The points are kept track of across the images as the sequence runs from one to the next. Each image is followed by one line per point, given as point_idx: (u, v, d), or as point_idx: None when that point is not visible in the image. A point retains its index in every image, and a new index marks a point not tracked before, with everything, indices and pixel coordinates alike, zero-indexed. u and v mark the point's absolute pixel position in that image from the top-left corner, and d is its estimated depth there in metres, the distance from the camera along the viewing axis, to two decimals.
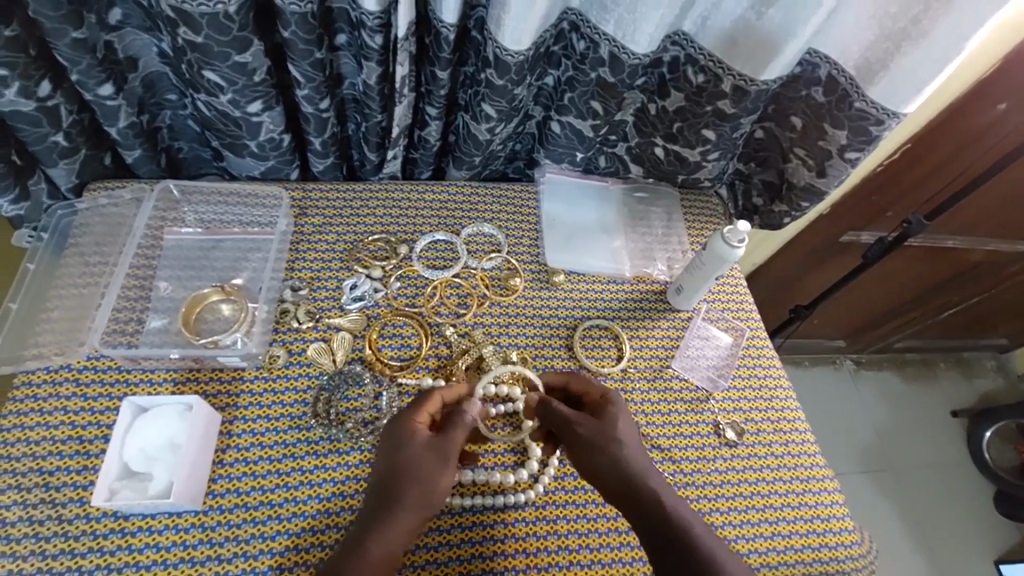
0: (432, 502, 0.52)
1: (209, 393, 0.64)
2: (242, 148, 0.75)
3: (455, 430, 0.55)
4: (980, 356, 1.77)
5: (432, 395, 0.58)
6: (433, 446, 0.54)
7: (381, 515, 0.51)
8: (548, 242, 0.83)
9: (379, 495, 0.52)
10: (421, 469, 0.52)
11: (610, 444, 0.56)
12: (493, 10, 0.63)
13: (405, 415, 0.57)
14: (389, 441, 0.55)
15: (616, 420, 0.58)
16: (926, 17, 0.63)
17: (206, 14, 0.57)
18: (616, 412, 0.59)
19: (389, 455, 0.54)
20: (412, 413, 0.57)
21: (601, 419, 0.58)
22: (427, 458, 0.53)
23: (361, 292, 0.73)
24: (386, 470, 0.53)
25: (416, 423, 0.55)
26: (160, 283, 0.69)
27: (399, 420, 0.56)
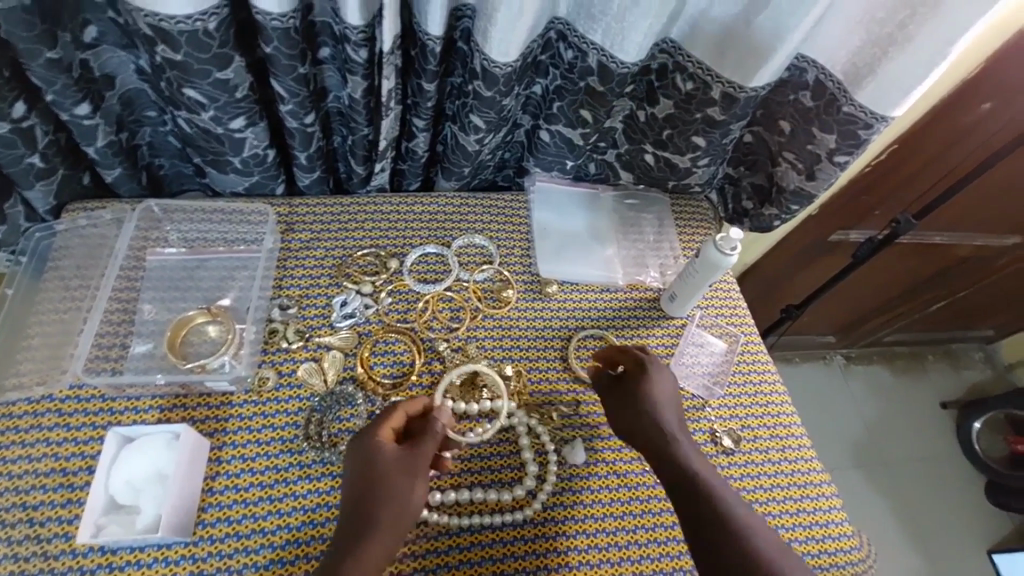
0: (404, 516, 0.54)
1: (197, 419, 0.62)
2: (225, 165, 0.73)
3: (421, 445, 0.57)
4: (968, 348, 1.78)
5: (398, 407, 0.59)
6: (400, 459, 0.56)
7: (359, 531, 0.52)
8: (539, 252, 0.82)
9: (355, 510, 0.53)
10: (390, 485, 0.54)
11: (650, 408, 0.65)
12: (480, 22, 0.63)
13: (370, 429, 0.58)
14: (358, 454, 0.56)
15: (655, 384, 0.67)
16: (912, 22, 0.63)
17: (185, 32, 0.55)
18: (655, 375, 0.68)
19: (361, 471, 0.55)
20: (374, 431, 0.57)
21: (643, 381, 0.67)
22: (394, 474, 0.54)
23: (352, 309, 0.71)
24: (357, 492, 0.54)
25: (380, 441, 0.56)
26: (144, 306, 0.68)
27: (365, 435, 0.57)
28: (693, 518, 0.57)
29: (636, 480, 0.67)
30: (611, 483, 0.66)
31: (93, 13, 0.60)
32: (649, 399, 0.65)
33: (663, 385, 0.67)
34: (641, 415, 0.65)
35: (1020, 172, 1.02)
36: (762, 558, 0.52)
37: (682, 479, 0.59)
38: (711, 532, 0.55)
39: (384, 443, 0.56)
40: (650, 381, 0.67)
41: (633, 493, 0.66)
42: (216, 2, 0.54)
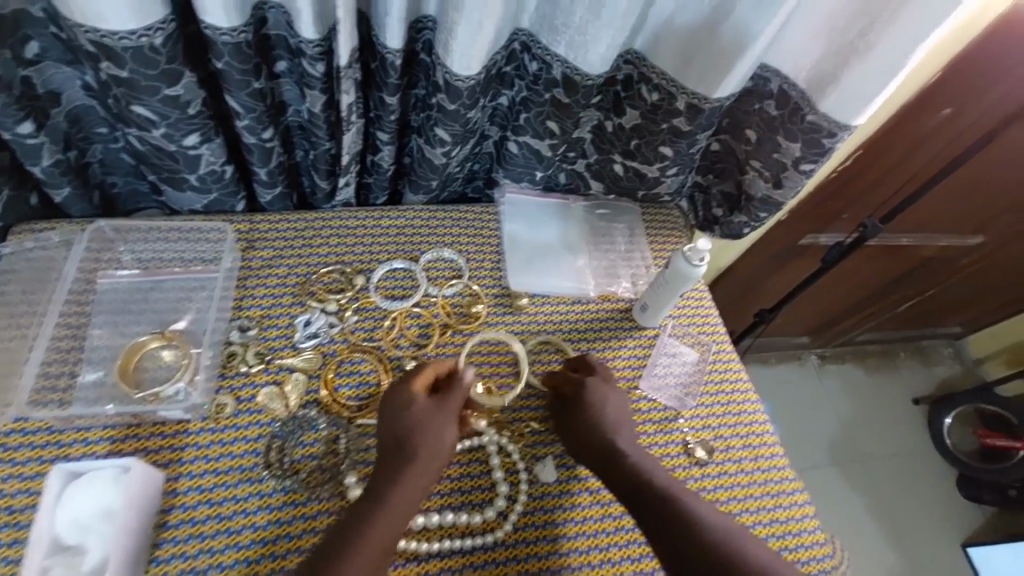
0: (432, 464, 0.58)
1: (150, 450, 0.59)
2: (181, 182, 0.70)
3: (448, 399, 0.61)
4: (937, 344, 1.82)
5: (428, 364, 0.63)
6: (430, 412, 0.59)
7: (383, 485, 0.56)
8: (509, 264, 0.81)
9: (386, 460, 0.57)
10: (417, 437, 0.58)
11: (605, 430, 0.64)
12: (440, 35, 0.62)
13: (404, 382, 0.61)
14: (392, 404, 0.60)
15: (607, 400, 0.66)
16: (871, 31, 0.64)
17: (129, 48, 0.53)
18: (604, 391, 0.67)
19: (393, 421, 0.59)
20: (409, 384, 0.61)
21: (589, 404, 0.66)
22: (424, 426, 0.58)
23: (315, 329, 0.69)
24: (392, 439, 0.58)
25: (416, 393, 0.60)
26: (94, 331, 0.65)
27: (399, 387, 0.61)
28: (666, 536, 0.57)
29: (609, 497, 0.66)
30: (583, 501, 0.66)
31: (34, 28, 0.57)
32: (604, 419, 0.65)
33: (613, 400, 0.67)
34: (597, 438, 0.64)
35: (980, 175, 1.04)
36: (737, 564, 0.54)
37: (647, 498, 0.59)
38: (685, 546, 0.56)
39: (418, 395, 0.60)
40: (600, 401, 0.66)
41: (605, 510, 0.65)
42: (161, 16, 0.53)
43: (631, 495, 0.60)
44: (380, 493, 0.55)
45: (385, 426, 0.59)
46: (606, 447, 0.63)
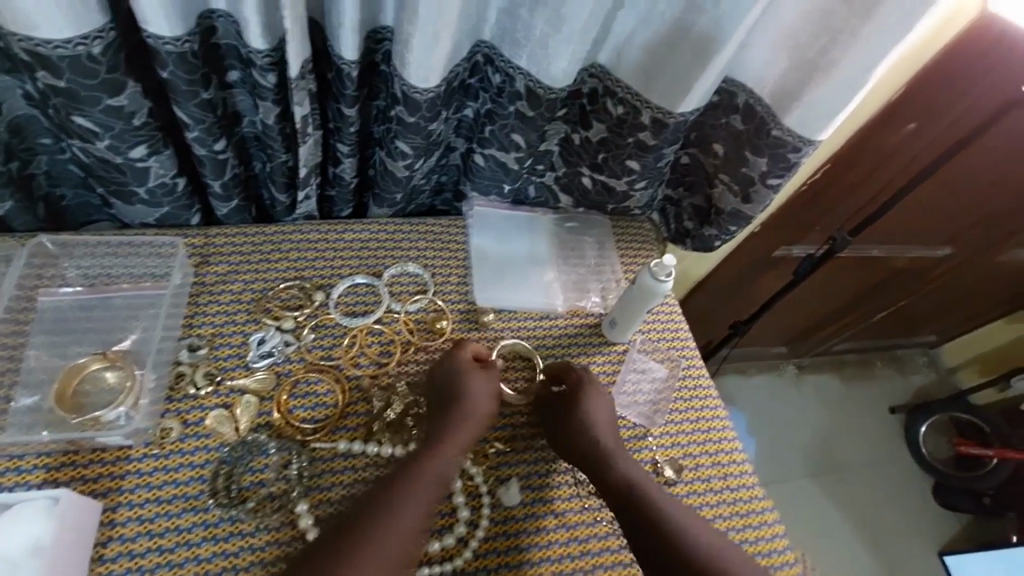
0: (477, 428, 0.61)
1: (87, 478, 0.56)
2: (130, 196, 0.68)
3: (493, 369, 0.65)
4: (912, 353, 1.83)
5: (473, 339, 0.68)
6: (481, 376, 0.64)
7: (434, 442, 0.59)
8: (476, 279, 0.79)
9: (434, 420, 0.61)
10: (472, 399, 0.62)
11: (596, 438, 0.65)
12: (397, 47, 0.60)
13: (454, 351, 0.65)
14: (442, 370, 0.64)
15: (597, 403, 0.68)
16: (833, 47, 0.64)
17: (64, 57, 0.51)
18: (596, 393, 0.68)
19: (444, 385, 0.63)
20: (461, 358, 0.64)
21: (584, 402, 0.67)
22: (477, 388, 0.63)
23: (270, 347, 0.67)
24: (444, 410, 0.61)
25: (469, 366, 0.64)
26: (31, 353, 0.61)
27: (449, 355, 0.65)
28: (648, 549, 0.58)
29: (574, 520, 0.64)
30: (547, 525, 0.64)
31: None
32: (594, 429, 0.65)
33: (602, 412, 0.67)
34: (587, 443, 0.64)
35: (945, 187, 1.05)
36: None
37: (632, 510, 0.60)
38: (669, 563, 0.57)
39: (472, 368, 0.64)
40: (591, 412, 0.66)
41: (571, 534, 0.64)
42: (99, 24, 0.50)
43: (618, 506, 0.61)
44: (429, 450, 0.58)
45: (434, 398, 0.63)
46: (593, 457, 0.64)
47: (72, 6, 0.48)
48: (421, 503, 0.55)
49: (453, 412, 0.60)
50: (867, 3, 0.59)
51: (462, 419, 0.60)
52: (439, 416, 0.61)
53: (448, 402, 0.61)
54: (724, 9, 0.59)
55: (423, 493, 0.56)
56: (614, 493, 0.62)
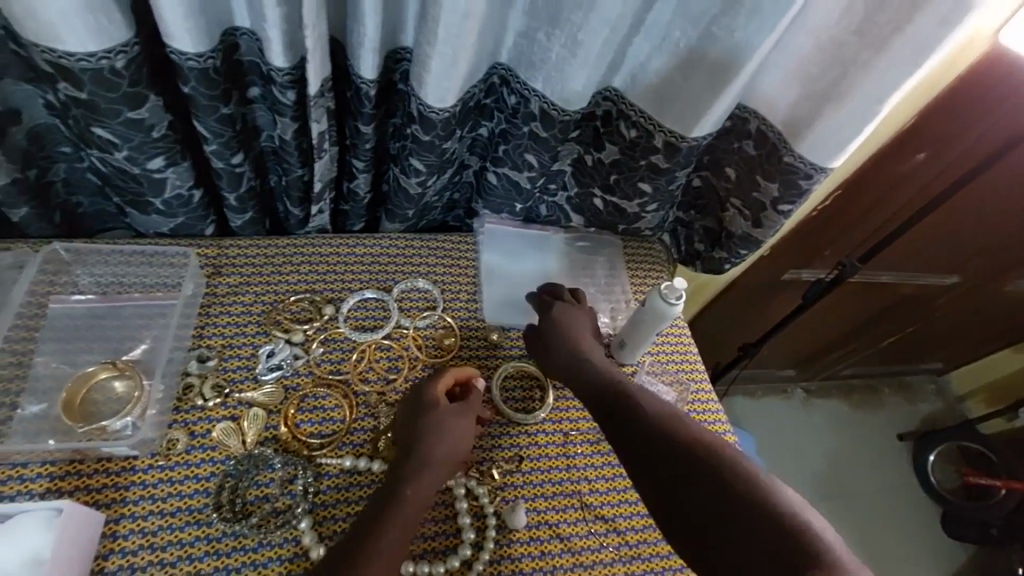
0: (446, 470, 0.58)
1: (91, 488, 0.56)
2: (146, 206, 0.68)
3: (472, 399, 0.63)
4: (920, 380, 1.81)
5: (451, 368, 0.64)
6: (454, 415, 0.60)
7: (412, 467, 0.56)
8: (485, 295, 0.79)
9: (408, 448, 0.57)
10: (451, 426, 0.59)
11: (585, 360, 0.66)
12: (415, 68, 0.61)
13: (431, 381, 0.63)
14: (413, 406, 0.61)
15: (578, 322, 0.71)
16: (845, 78, 0.64)
17: (88, 70, 0.52)
18: (579, 315, 0.72)
19: (413, 422, 0.59)
20: (431, 391, 0.61)
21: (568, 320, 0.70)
22: (453, 424, 0.59)
23: (278, 361, 0.66)
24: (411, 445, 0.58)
25: (438, 400, 0.61)
26: (40, 360, 0.61)
27: (423, 389, 0.62)
28: (646, 440, 0.55)
29: (580, 545, 0.63)
30: (552, 549, 0.63)
31: None
32: (575, 346, 0.68)
33: (587, 334, 0.70)
34: (569, 353, 0.67)
35: (955, 216, 1.05)
36: (734, 480, 0.49)
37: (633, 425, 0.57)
38: (681, 476, 0.51)
39: (440, 399, 0.61)
40: (576, 336, 0.69)
41: (576, 559, 0.63)
42: (123, 38, 0.51)
43: (620, 432, 0.58)
44: (410, 472, 0.55)
45: (402, 432, 0.60)
46: (575, 365, 0.66)
47: (98, 22, 0.49)
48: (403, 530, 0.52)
49: (428, 443, 0.57)
50: (880, 36, 0.60)
51: (442, 449, 0.57)
52: (411, 443, 0.57)
53: (421, 431, 0.58)
54: (738, 39, 0.60)
55: (405, 517, 0.53)
56: (604, 402, 0.61)
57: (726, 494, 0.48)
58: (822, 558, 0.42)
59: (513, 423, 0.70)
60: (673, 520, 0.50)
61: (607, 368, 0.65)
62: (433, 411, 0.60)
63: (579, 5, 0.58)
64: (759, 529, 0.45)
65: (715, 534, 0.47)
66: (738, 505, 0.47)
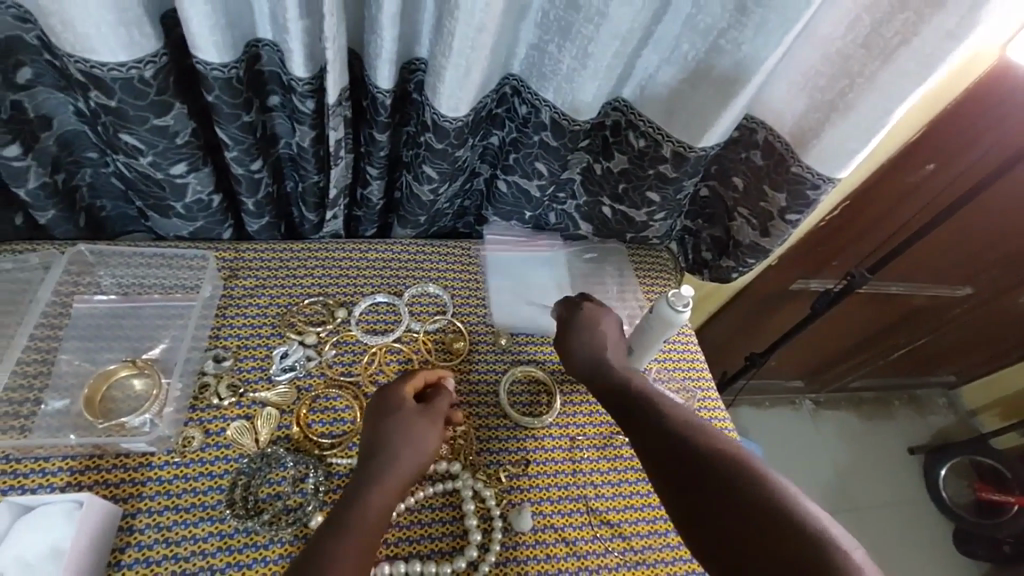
0: (410, 470, 0.57)
1: (110, 482, 0.57)
2: (167, 210, 0.70)
3: (440, 398, 0.63)
4: (931, 394, 1.79)
5: (419, 371, 0.65)
6: (415, 415, 0.60)
7: (378, 464, 0.56)
8: (494, 300, 0.80)
9: (374, 447, 0.57)
10: (416, 422, 0.59)
11: (609, 365, 0.67)
12: (429, 78, 0.63)
13: (400, 381, 0.63)
14: (380, 406, 0.61)
15: (603, 326, 0.71)
16: (851, 90, 0.65)
17: (118, 79, 0.54)
18: (601, 319, 0.72)
19: (376, 421, 0.59)
20: (398, 390, 0.62)
21: (595, 326, 0.71)
22: (416, 421, 0.59)
23: (292, 362, 0.68)
24: (377, 443, 0.57)
25: (403, 399, 0.61)
26: (63, 357, 0.63)
27: (390, 388, 0.62)
28: (664, 448, 0.56)
29: (585, 549, 0.64)
30: (558, 553, 0.63)
31: (28, 54, 0.58)
32: (600, 352, 0.68)
33: (613, 339, 0.71)
34: (599, 359, 0.68)
35: (962, 228, 1.05)
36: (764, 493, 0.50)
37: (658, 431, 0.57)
38: (709, 483, 0.52)
39: (405, 397, 0.61)
40: (601, 341, 0.70)
41: (581, 563, 0.63)
42: (153, 50, 0.54)
43: (643, 435, 0.59)
44: (374, 472, 0.55)
45: (369, 429, 0.59)
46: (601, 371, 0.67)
47: (130, 33, 0.51)
48: (372, 525, 0.52)
49: (391, 440, 0.57)
50: (885, 48, 0.61)
51: (407, 444, 0.58)
52: (375, 445, 0.57)
53: (385, 429, 0.58)
54: (745, 52, 0.61)
55: (371, 512, 0.53)
56: (626, 409, 0.62)
57: (754, 505, 0.49)
58: (840, 562, 0.44)
59: (520, 427, 0.70)
60: (697, 522, 0.51)
61: (630, 371, 0.66)
62: (398, 411, 0.60)
63: (589, 19, 0.60)
64: (783, 537, 0.46)
65: (737, 541, 0.48)
66: (762, 514, 0.48)
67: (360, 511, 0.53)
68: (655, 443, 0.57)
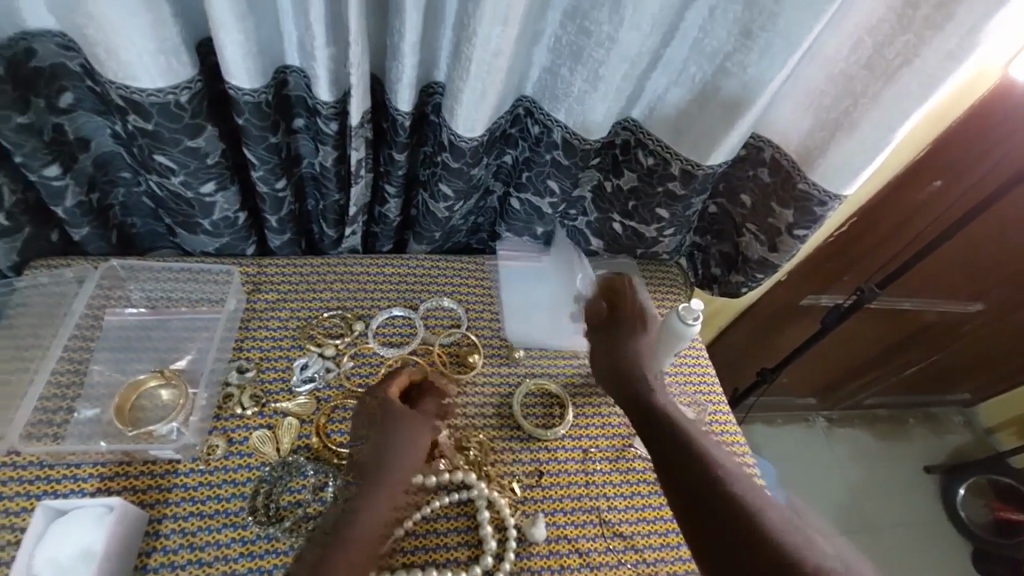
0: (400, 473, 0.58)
1: (138, 488, 0.59)
2: (195, 227, 0.73)
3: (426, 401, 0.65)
4: (947, 411, 1.77)
5: (407, 370, 0.66)
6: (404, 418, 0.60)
7: (378, 463, 0.57)
8: (507, 313, 0.82)
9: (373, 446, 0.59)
10: (414, 422, 0.61)
11: (638, 373, 0.67)
12: (447, 101, 0.66)
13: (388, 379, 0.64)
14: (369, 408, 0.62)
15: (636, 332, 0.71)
16: (855, 109, 0.67)
17: (156, 104, 0.57)
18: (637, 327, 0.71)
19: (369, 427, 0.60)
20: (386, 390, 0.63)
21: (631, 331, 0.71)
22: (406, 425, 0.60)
23: (312, 373, 0.70)
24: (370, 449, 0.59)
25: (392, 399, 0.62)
26: (95, 368, 0.66)
27: (382, 387, 0.63)
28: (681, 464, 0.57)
29: (598, 560, 0.65)
30: (571, 564, 0.64)
31: (70, 80, 0.61)
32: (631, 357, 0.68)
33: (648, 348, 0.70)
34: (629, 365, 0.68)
35: (972, 243, 1.05)
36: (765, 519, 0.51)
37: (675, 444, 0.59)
38: (716, 502, 0.53)
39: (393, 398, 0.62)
40: (635, 348, 0.69)
41: (594, 574, 0.64)
42: (188, 76, 0.57)
43: (659, 448, 0.60)
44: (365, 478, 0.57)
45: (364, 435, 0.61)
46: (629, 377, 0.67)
47: (169, 62, 0.55)
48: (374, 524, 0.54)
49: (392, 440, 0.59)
50: (887, 70, 0.63)
51: (396, 448, 0.59)
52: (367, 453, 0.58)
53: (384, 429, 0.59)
54: (750, 74, 0.64)
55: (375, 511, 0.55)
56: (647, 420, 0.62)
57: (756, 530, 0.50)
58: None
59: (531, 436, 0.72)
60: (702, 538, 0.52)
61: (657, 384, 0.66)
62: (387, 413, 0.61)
63: (600, 44, 0.63)
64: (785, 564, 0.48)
65: (738, 560, 0.50)
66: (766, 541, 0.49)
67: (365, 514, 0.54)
68: (670, 454, 0.58)
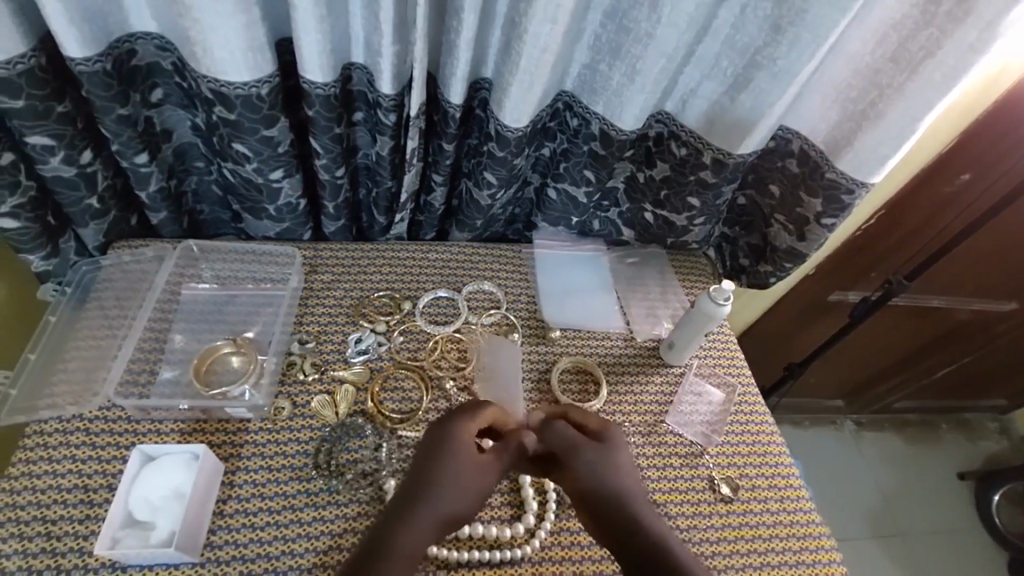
0: (443, 515, 0.55)
1: (214, 443, 0.65)
2: (261, 212, 0.80)
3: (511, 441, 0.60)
4: (982, 418, 1.76)
5: (486, 405, 0.62)
6: (467, 459, 0.57)
7: (431, 489, 0.55)
8: (544, 294, 0.86)
9: (420, 470, 0.57)
10: (482, 459, 0.58)
11: (598, 461, 0.59)
12: (495, 93, 0.72)
13: (454, 413, 0.61)
14: (436, 442, 0.58)
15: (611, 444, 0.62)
16: (881, 101, 0.71)
17: (240, 96, 0.64)
18: (613, 440, 0.62)
19: (420, 465, 0.57)
20: (462, 430, 0.59)
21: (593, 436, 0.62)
22: (469, 465, 0.57)
23: (366, 346, 0.76)
24: (415, 480, 0.56)
25: (466, 440, 0.58)
26: (174, 336, 0.73)
27: (455, 418, 0.60)
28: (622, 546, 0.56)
29: None
30: None
31: (162, 77, 0.69)
32: (585, 452, 0.59)
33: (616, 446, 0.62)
34: (573, 458, 0.59)
35: (1003, 239, 1.06)
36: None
37: (631, 537, 0.55)
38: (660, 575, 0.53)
39: (464, 437, 0.58)
40: (585, 443, 0.60)
41: None
42: (269, 71, 0.64)
43: (603, 529, 0.57)
44: (408, 513, 0.54)
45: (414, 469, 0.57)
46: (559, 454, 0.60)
47: (255, 58, 0.61)
48: (419, 542, 0.54)
49: (448, 464, 0.56)
50: (912, 62, 0.66)
51: (449, 485, 0.56)
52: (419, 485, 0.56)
53: (435, 457, 0.57)
54: (780, 66, 0.67)
55: (423, 528, 0.54)
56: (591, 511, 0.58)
57: None
58: None
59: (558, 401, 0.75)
60: None
61: (604, 464, 0.59)
62: (457, 449, 0.57)
63: (638, 40, 0.68)
64: None
65: None
66: None
67: (408, 531, 0.53)
68: (624, 547, 0.55)
